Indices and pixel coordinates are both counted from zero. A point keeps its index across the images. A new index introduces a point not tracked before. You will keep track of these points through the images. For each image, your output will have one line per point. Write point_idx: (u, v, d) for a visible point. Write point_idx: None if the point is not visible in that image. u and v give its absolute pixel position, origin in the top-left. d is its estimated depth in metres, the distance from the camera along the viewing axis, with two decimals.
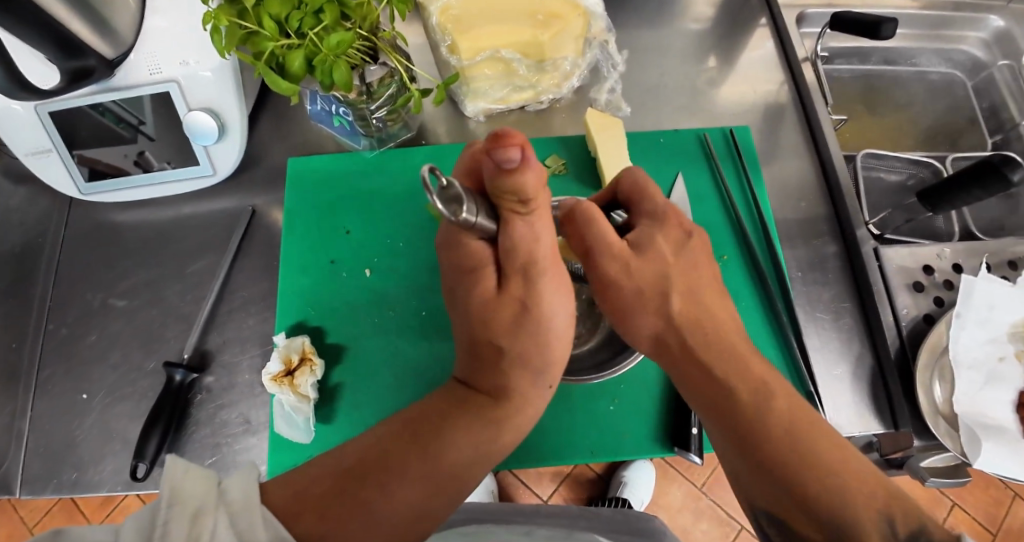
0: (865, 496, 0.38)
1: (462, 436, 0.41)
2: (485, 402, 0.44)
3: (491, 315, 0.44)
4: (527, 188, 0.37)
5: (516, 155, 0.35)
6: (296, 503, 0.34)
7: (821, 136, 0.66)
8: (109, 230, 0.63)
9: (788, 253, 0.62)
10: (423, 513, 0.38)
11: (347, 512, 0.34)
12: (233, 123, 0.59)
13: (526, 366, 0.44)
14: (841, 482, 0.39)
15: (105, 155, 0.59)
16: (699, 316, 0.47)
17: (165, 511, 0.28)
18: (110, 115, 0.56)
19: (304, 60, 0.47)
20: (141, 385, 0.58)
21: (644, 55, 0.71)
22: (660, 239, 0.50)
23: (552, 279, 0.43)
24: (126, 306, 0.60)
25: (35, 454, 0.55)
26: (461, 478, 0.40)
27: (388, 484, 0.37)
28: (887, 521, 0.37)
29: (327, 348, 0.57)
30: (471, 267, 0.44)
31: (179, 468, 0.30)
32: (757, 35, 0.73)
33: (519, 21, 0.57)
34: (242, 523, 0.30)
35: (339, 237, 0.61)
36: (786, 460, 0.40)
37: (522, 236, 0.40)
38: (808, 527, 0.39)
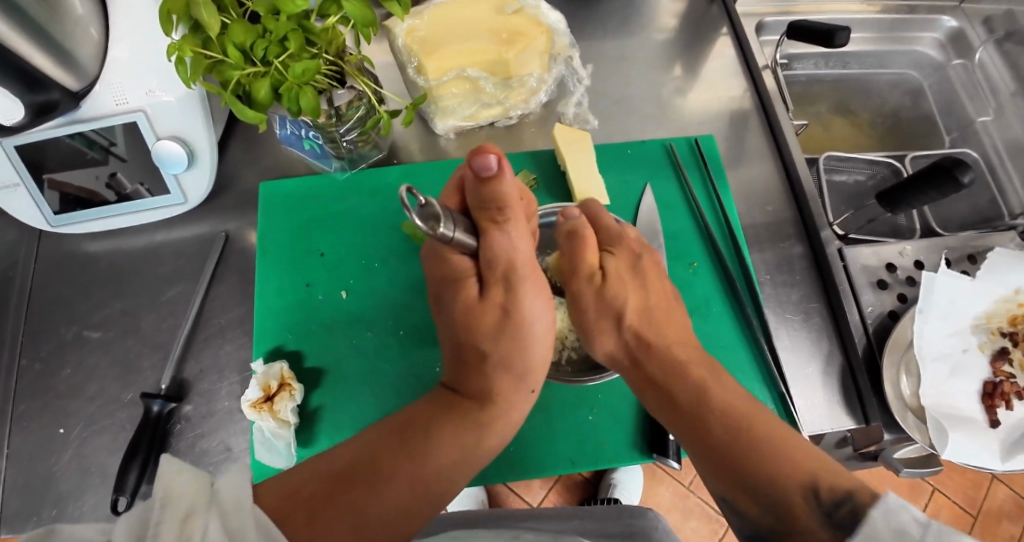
0: (796, 466, 0.37)
1: (448, 440, 0.41)
2: (471, 407, 0.44)
3: (474, 318, 0.46)
4: (505, 195, 0.40)
5: (492, 162, 0.39)
6: (289, 504, 0.31)
7: (784, 141, 0.68)
8: (80, 262, 0.63)
9: (756, 256, 0.64)
10: (413, 519, 0.36)
11: (340, 515, 0.32)
12: (203, 150, 0.59)
13: (510, 367, 0.45)
14: (781, 462, 0.38)
15: (75, 178, 0.58)
16: (649, 332, 0.50)
17: (157, 512, 0.25)
18: (81, 138, 0.55)
19: (270, 88, 0.48)
20: (119, 417, 0.57)
21: (610, 66, 0.72)
22: (616, 261, 0.53)
23: (533, 284, 0.46)
24: (100, 338, 0.60)
25: (13, 492, 0.54)
26: (446, 481, 0.39)
27: (379, 487, 0.35)
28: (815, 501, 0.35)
29: (306, 372, 0.57)
30: (454, 277, 0.46)
31: (172, 469, 0.27)
32: (719, 44, 0.75)
33: (484, 41, 0.59)
34: (234, 524, 0.27)
35: (315, 259, 0.61)
36: (733, 448, 0.40)
37: (501, 247, 0.43)
38: (746, 503, 0.38)
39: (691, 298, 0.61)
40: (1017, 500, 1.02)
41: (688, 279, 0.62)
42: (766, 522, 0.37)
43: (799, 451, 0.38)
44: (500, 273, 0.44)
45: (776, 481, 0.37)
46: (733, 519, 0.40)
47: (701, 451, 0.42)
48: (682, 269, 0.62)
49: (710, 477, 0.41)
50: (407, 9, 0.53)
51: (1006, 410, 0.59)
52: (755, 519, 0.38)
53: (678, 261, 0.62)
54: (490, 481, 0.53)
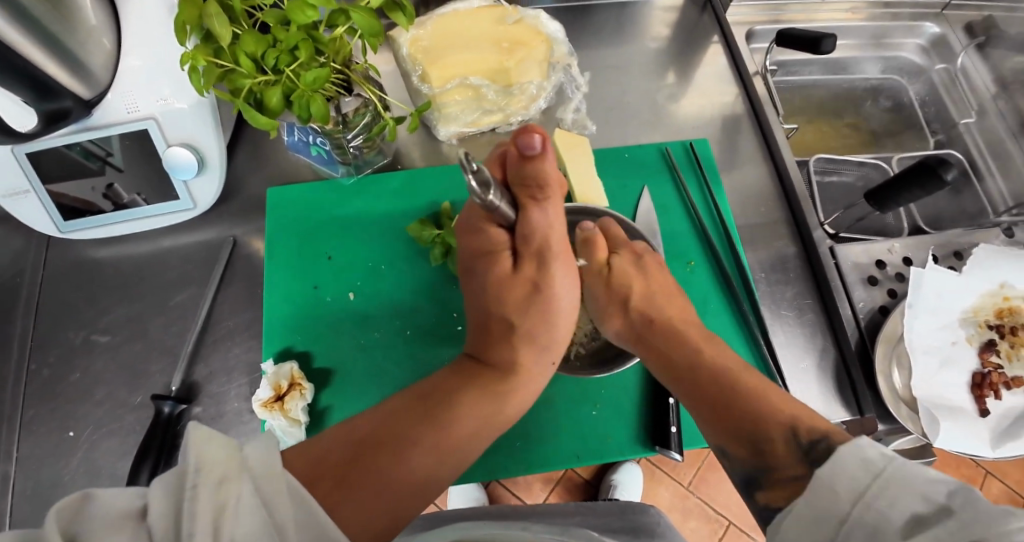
0: (781, 413, 0.41)
1: (470, 407, 0.42)
2: (496, 374, 0.45)
3: (504, 292, 0.48)
4: (545, 175, 0.42)
5: (537, 143, 0.40)
6: (318, 469, 0.34)
7: (775, 144, 0.70)
8: (88, 268, 0.64)
9: (751, 255, 0.66)
10: (435, 482, 0.38)
11: (369, 476, 0.34)
12: (212, 157, 0.61)
13: (531, 338, 0.47)
14: (766, 407, 0.42)
15: (71, 190, 0.59)
16: (653, 307, 0.54)
17: (192, 478, 0.26)
18: (80, 149, 0.56)
19: (281, 95, 0.49)
20: (128, 420, 0.58)
21: (606, 74, 0.75)
22: (621, 258, 0.56)
23: (562, 263, 0.48)
24: (109, 342, 0.61)
25: (23, 496, 0.55)
26: (471, 444, 0.41)
27: (404, 452, 0.37)
28: (795, 441, 0.39)
29: (315, 373, 0.58)
30: (486, 252, 0.48)
31: (202, 436, 0.28)
32: (710, 52, 0.78)
33: (486, 50, 0.61)
34: (266, 489, 0.28)
35: (322, 262, 0.63)
36: (735, 402, 0.43)
37: (539, 223, 0.45)
38: (738, 448, 0.42)
39: (689, 295, 0.63)
40: (1010, 495, 1.04)
41: (686, 277, 0.64)
42: (754, 463, 0.41)
43: (779, 399, 0.43)
44: (532, 251, 0.47)
45: (763, 425, 0.41)
46: (723, 461, 0.44)
47: (696, 403, 0.46)
48: (680, 267, 0.64)
49: (707, 428, 0.45)
50: (412, 19, 0.56)
51: (994, 400, 0.61)
52: (743, 460, 0.42)
53: (675, 260, 0.65)
54: (496, 476, 0.54)
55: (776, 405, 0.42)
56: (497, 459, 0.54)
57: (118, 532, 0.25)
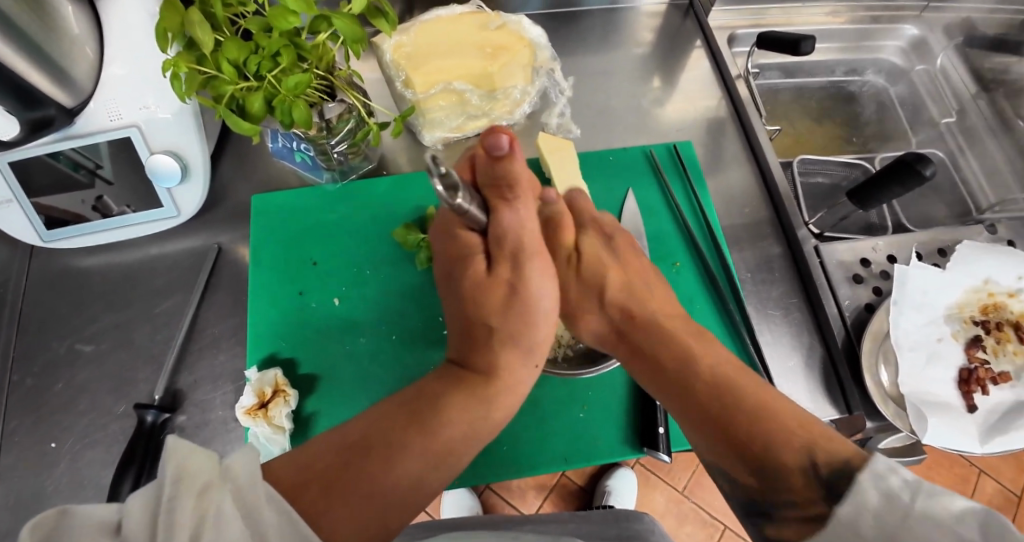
0: (792, 436, 0.39)
1: (457, 414, 0.42)
2: (479, 377, 0.45)
3: (480, 298, 0.47)
4: (517, 175, 0.43)
5: (504, 142, 0.42)
6: (303, 479, 0.33)
7: (758, 145, 0.71)
8: (72, 277, 0.63)
9: (737, 256, 0.66)
10: (424, 487, 0.38)
11: (355, 484, 0.34)
12: (196, 165, 0.61)
13: (512, 339, 0.46)
14: (774, 432, 0.39)
15: (60, 202, 0.59)
16: (626, 297, 0.53)
17: (170, 491, 0.26)
18: (66, 160, 0.56)
19: (263, 101, 0.49)
20: (111, 430, 0.57)
21: (590, 78, 0.76)
22: (587, 239, 0.56)
23: (539, 264, 0.47)
24: (92, 351, 0.60)
25: (4, 509, 0.54)
26: (460, 450, 0.41)
27: (392, 459, 0.36)
28: (813, 474, 0.36)
29: (300, 379, 0.58)
30: (461, 254, 0.48)
31: (182, 450, 0.28)
32: (693, 57, 0.79)
33: (469, 55, 0.62)
34: (249, 498, 0.27)
35: (308, 268, 0.63)
36: (729, 416, 0.42)
37: (509, 223, 0.45)
38: (744, 473, 0.40)
39: (676, 296, 0.63)
40: (1005, 494, 1.03)
41: (672, 278, 0.64)
42: (761, 489, 0.39)
43: (788, 416, 0.40)
44: (508, 255, 0.46)
45: (775, 452, 0.39)
46: (724, 480, 0.42)
47: (694, 419, 0.44)
48: (666, 268, 0.64)
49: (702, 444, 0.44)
50: (395, 26, 0.56)
51: (981, 395, 0.61)
52: (751, 488, 0.40)
53: (660, 261, 0.65)
54: (484, 481, 0.54)
55: (788, 429, 0.39)
56: (486, 462, 0.54)
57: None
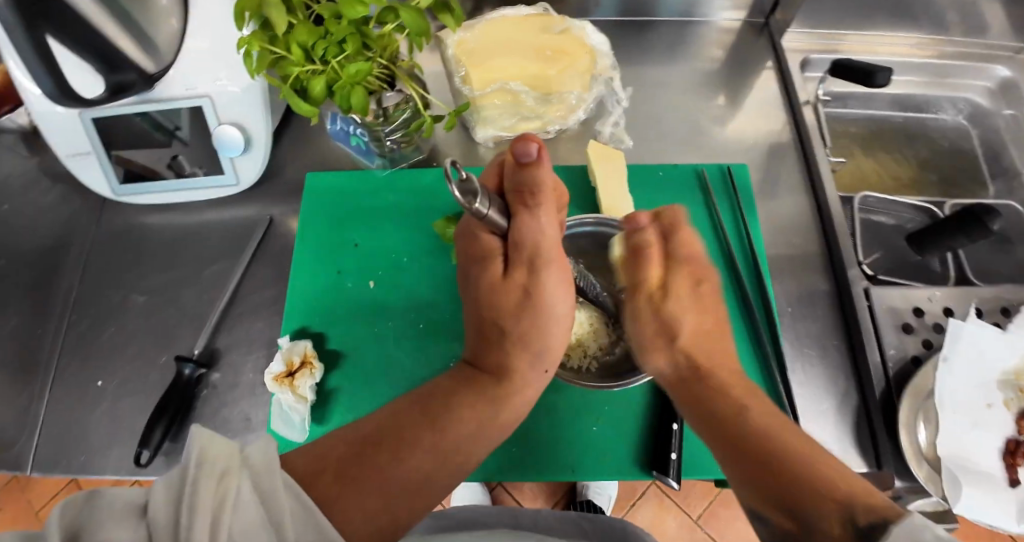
0: (834, 488, 0.34)
1: (468, 412, 0.42)
2: (487, 379, 0.45)
3: (496, 299, 0.46)
4: (540, 184, 0.41)
5: (533, 150, 0.40)
6: (317, 468, 0.34)
7: (817, 177, 0.68)
8: (136, 231, 0.68)
9: (779, 288, 0.63)
10: (435, 483, 0.38)
11: (366, 475, 0.35)
12: (258, 137, 0.64)
13: (522, 342, 0.46)
14: (820, 476, 0.36)
15: (141, 157, 0.64)
16: (699, 353, 0.49)
17: (194, 471, 0.27)
18: (149, 120, 0.61)
19: (325, 85, 0.51)
20: (151, 378, 0.61)
21: (650, 91, 0.74)
22: (677, 278, 0.52)
23: (556, 271, 0.46)
24: (144, 303, 0.64)
25: (50, 436, 0.58)
26: (469, 450, 0.41)
27: (402, 453, 0.37)
28: (850, 521, 0.32)
29: (327, 354, 0.60)
30: (481, 256, 0.47)
31: (206, 436, 0.28)
32: (762, 78, 0.76)
33: (529, 57, 0.62)
34: (264, 484, 0.28)
35: (348, 249, 0.65)
36: (766, 457, 0.38)
37: (530, 230, 0.43)
38: (775, 512, 0.36)
39: None
40: None
41: None
42: (796, 533, 0.34)
43: (832, 468, 0.36)
44: (524, 260, 0.45)
45: (813, 495, 0.35)
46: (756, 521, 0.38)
47: (734, 462, 0.40)
48: None
49: (739, 486, 0.39)
50: (461, 22, 0.57)
51: None
52: (786, 532, 0.35)
53: None
54: (490, 479, 0.54)
55: (829, 477, 0.35)
56: (493, 462, 0.54)
57: (119, 528, 0.24)
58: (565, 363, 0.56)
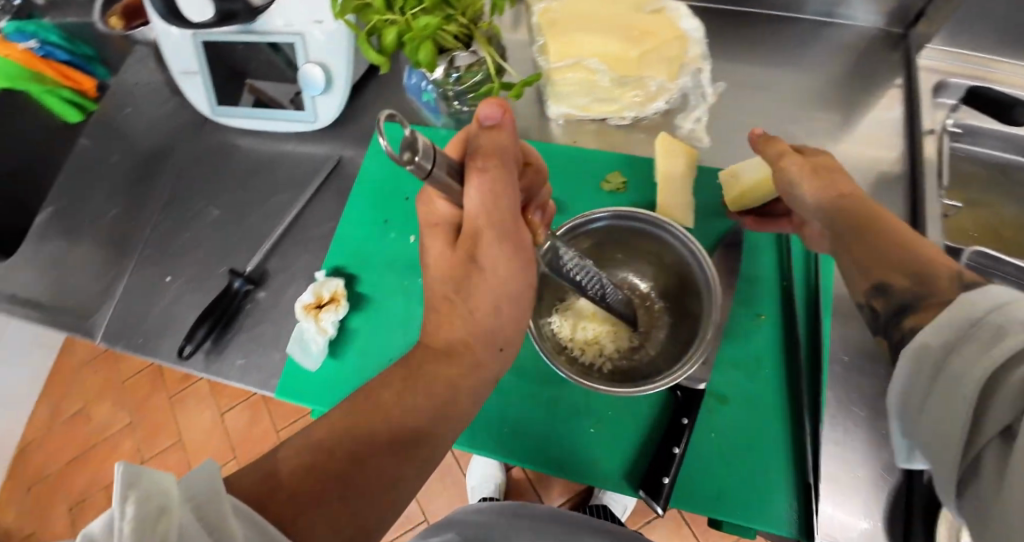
0: (926, 257, 0.39)
1: (421, 396, 0.38)
2: (435, 354, 0.39)
3: (442, 266, 0.39)
4: (499, 150, 0.36)
5: (494, 114, 0.36)
6: (265, 487, 0.32)
7: (921, 216, 0.59)
8: (224, 150, 0.74)
9: (840, 333, 0.56)
10: (401, 479, 0.37)
11: (322, 492, 0.33)
12: (340, 79, 0.66)
13: (465, 319, 0.39)
14: (914, 242, 0.41)
15: (271, 89, 0.69)
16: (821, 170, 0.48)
17: (123, 520, 0.23)
18: (281, 55, 0.66)
19: (396, 35, 0.51)
20: (209, 284, 0.67)
21: (747, 91, 0.68)
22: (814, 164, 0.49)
23: (503, 235, 0.38)
24: (217, 215, 0.71)
25: (121, 314, 0.67)
26: (432, 436, 0.38)
27: (357, 457, 0.35)
28: (957, 278, 0.37)
29: (357, 295, 0.62)
30: (435, 225, 0.41)
31: (130, 478, 0.24)
32: (888, 97, 0.66)
33: (613, 34, 0.59)
34: (213, 513, 0.25)
35: (399, 200, 0.67)
36: (871, 228, 0.42)
37: (479, 198, 0.35)
38: (898, 275, 0.39)
39: (743, 351, 0.56)
40: None
41: (749, 330, 0.57)
42: (914, 292, 0.38)
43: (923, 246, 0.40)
44: (466, 233, 0.38)
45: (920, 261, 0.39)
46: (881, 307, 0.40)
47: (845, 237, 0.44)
48: (748, 318, 0.57)
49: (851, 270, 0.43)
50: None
51: None
52: (905, 291, 0.39)
53: (744, 308, 0.58)
54: (477, 452, 0.54)
55: (934, 256, 0.39)
56: (483, 435, 0.54)
57: None
58: (577, 358, 0.54)
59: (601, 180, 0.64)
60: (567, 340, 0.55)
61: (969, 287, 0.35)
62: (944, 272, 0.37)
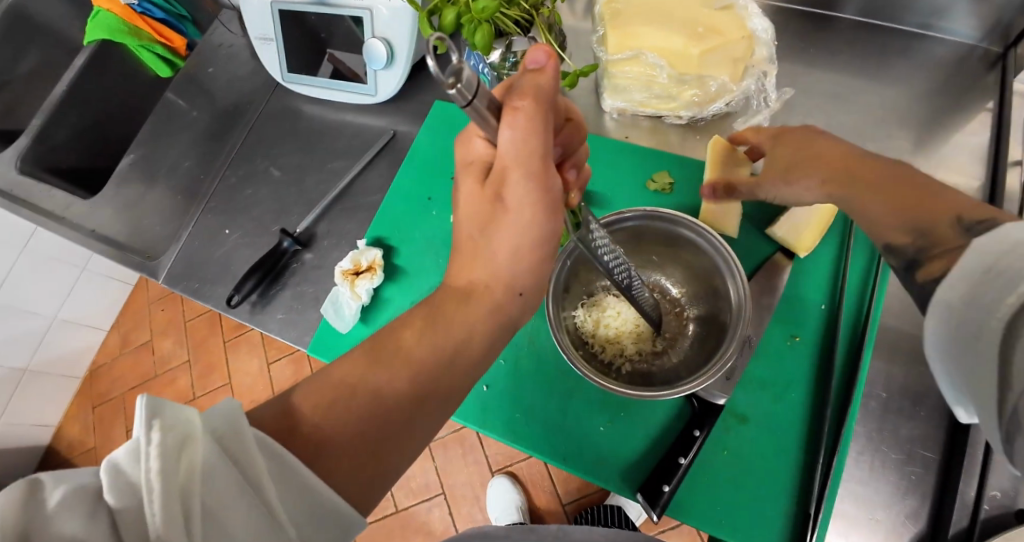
0: (939, 209, 0.38)
1: (441, 330, 0.36)
2: (456, 293, 0.37)
3: (470, 206, 0.37)
4: (546, 97, 0.32)
5: (540, 58, 0.32)
6: (273, 419, 0.30)
7: None
8: (290, 115, 0.78)
9: (883, 367, 0.53)
10: (420, 413, 0.33)
11: (334, 421, 0.30)
12: (402, 54, 0.67)
13: (489, 262, 0.37)
14: (935, 199, 0.39)
15: (348, 59, 0.72)
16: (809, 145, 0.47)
17: (147, 450, 0.22)
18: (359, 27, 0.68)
19: (455, 16, 0.52)
20: (263, 240, 0.72)
21: (817, 101, 0.64)
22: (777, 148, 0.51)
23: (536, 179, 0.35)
24: (277, 176, 0.75)
25: (184, 259, 0.72)
26: (456, 377, 0.35)
27: (371, 386, 0.32)
28: (961, 224, 0.36)
29: (394, 267, 0.65)
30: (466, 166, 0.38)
31: (153, 410, 0.22)
32: (975, 121, 0.60)
33: (677, 29, 0.57)
34: (237, 450, 0.24)
35: (444, 179, 0.68)
36: (881, 191, 0.41)
37: (516, 146, 0.32)
38: (908, 234, 0.38)
39: (772, 372, 0.54)
40: None
41: (781, 351, 0.54)
42: (920, 248, 0.37)
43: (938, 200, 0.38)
44: (496, 172, 0.35)
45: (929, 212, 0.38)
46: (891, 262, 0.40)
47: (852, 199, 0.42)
48: (781, 337, 0.55)
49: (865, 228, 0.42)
50: None
51: None
52: (913, 251, 0.38)
53: (779, 327, 0.55)
54: (487, 433, 0.56)
55: (943, 208, 0.38)
56: (495, 418, 0.55)
57: (72, 512, 0.20)
58: (597, 355, 0.54)
59: (647, 180, 0.63)
60: (588, 336, 0.55)
61: (971, 229, 0.35)
62: (943, 220, 0.37)
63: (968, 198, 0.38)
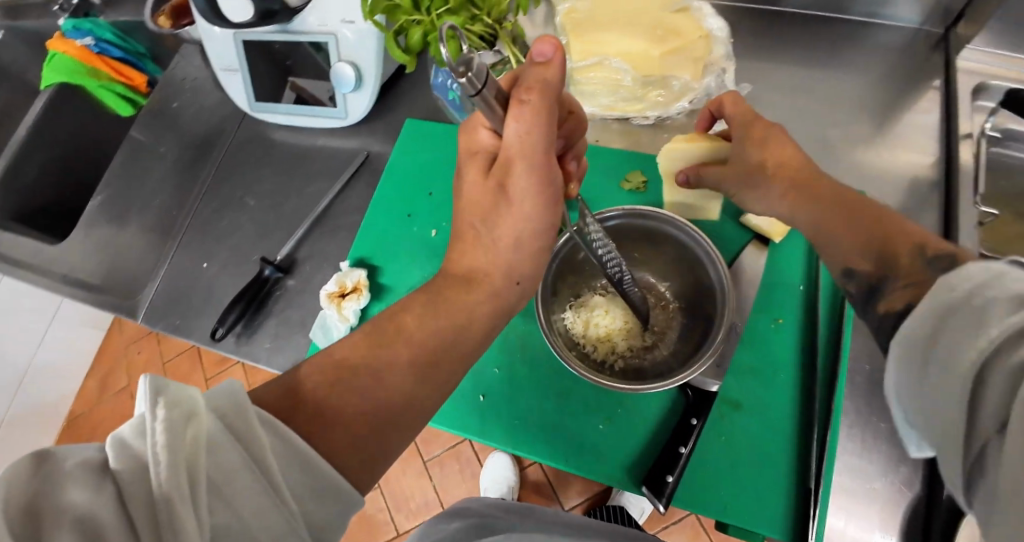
0: (897, 237, 0.39)
1: (439, 319, 0.36)
2: (457, 279, 0.38)
3: (472, 196, 0.38)
4: (550, 89, 0.34)
5: (546, 50, 0.33)
6: (277, 398, 0.30)
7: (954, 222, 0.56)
8: (261, 142, 0.78)
9: (865, 341, 0.54)
10: (418, 405, 0.33)
11: (336, 408, 0.30)
12: (370, 76, 0.68)
13: (487, 250, 0.38)
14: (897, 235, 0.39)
15: (311, 86, 0.73)
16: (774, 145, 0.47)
17: (151, 422, 0.21)
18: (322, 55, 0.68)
19: (421, 34, 0.54)
20: (242, 269, 0.71)
21: (777, 91, 0.67)
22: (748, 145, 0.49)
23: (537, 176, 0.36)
24: (252, 204, 0.74)
25: (163, 295, 0.71)
26: (453, 365, 0.36)
27: (375, 373, 0.32)
28: (919, 254, 0.37)
29: (380, 286, 0.65)
30: (472, 156, 0.40)
31: (157, 387, 0.22)
32: (925, 100, 0.64)
33: (637, 34, 0.60)
34: (239, 425, 0.23)
35: (422, 195, 0.69)
36: (845, 214, 0.41)
37: (518, 136, 0.34)
38: (870, 260, 0.39)
39: (760, 356, 0.56)
40: None
41: (767, 334, 0.56)
42: (880, 274, 0.38)
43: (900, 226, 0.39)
44: (500, 161, 0.36)
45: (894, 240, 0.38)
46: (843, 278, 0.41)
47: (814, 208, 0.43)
48: (765, 322, 0.57)
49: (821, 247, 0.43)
50: None
51: None
52: (871, 273, 0.39)
53: (761, 312, 0.57)
54: (486, 441, 0.56)
55: (901, 234, 0.39)
56: (493, 425, 0.56)
57: (80, 485, 0.20)
58: (589, 353, 0.55)
59: (621, 181, 0.65)
60: (579, 334, 0.55)
61: (934, 262, 0.36)
62: (904, 252, 0.38)
63: (922, 227, 0.39)
